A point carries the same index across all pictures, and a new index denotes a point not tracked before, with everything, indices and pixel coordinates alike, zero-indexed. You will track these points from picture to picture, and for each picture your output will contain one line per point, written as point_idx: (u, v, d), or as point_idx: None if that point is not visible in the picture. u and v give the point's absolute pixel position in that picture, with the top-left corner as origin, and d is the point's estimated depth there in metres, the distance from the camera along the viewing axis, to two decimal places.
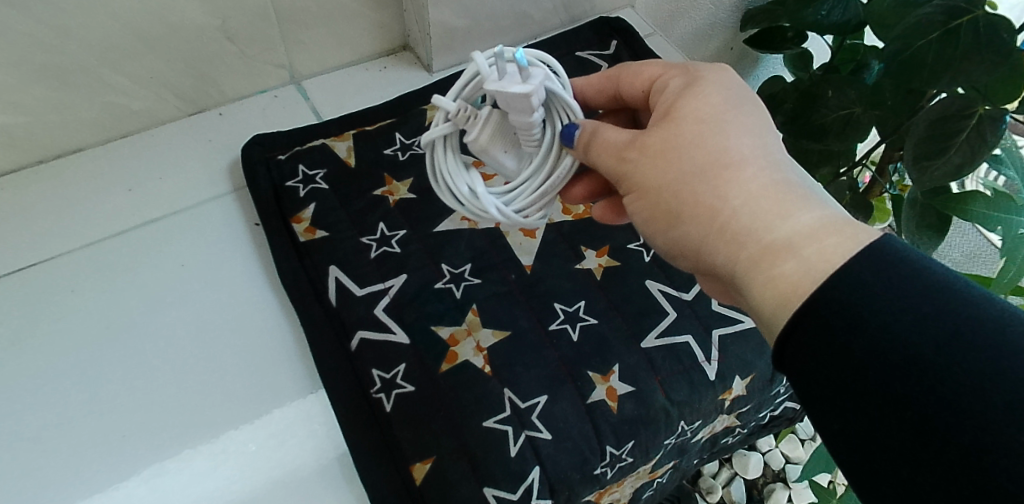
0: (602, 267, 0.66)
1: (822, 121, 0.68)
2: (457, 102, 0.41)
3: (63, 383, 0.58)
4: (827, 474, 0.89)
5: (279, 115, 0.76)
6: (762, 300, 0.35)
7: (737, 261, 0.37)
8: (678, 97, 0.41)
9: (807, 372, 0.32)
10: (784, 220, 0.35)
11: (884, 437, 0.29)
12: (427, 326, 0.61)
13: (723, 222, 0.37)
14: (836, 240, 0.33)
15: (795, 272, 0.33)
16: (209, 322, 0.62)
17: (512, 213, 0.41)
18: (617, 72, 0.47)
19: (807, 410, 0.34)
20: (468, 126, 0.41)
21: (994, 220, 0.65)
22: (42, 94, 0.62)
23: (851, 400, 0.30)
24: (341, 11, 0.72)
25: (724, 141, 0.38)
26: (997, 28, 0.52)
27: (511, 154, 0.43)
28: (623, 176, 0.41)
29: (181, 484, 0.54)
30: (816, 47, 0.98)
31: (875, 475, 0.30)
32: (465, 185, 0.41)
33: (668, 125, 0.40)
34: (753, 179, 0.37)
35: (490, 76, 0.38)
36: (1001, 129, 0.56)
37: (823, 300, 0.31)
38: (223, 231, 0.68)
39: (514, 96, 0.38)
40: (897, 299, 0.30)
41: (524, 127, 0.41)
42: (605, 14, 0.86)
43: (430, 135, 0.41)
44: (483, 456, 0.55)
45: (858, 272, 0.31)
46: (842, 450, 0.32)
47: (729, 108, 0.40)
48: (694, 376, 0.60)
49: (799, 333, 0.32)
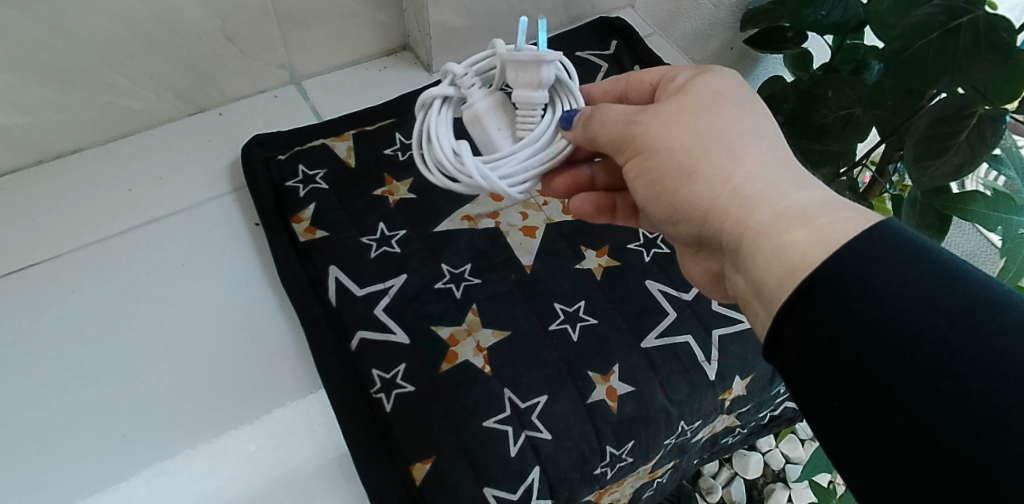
0: (602, 267, 0.66)
1: (822, 121, 0.68)
2: (466, 71, 0.44)
3: (63, 383, 0.58)
4: (827, 474, 0.88)
5: (279, 115, 0.76)
6: (767, 272, 0.34)
7: (746, 227, 0.36)
8: (692, 79, 0.42)
9: (808, 347, 0.31)
10: (796, 192, 0.36)
11: (885, 417, 0.28)
12: (427, 326, 0.61)
13: (736, 185, 0.37)
14: (848, 214, 0.33)
15: (805, 240, 0.33)
16: (209, 322, 0.62)
17: (494, 177, 0.39)
18: (627, 79, 0.48)
19: (803, 390, 0.33)
20: (470, 94, 0.43)
21: (995, 221, 0.65)
22: (42, 94, 0.62)
23: (854, 376, 0.30)
24: (341, 11, 0.72)
25: (737, 115, 0.40)
26: (997, 29, 0.52)
27: (505, 134, 0.44)
28: (630, 142, 0.41)
29: (180, 483, 0.54)
30: (815, 48, 0.98)
31: (874, 456, 0.29)
32: (450, 145, 0.41)
33: (682, 97, 0.41)
34: (764, 151, 0.38)
35: (504, 48, 0.42)
36: (1001, 129, 0.56)
37: (833, 269, 0.31)
38: (223, 231, 0.68)
39: (523, 61, 0.41)
40: (905, 275, 0.29)
41: (524, 104, 0.43)
42: (606, 14, 0.86)
43: (433, 90, 0.43)
44: (483, 456, 0.55)
45: (868, 244, 0.31)
46: (839, 430, 0.31)
47: (741, 90, 0.41)
48: (694, 376, 0.60)
49: (805, 302, 0.32)
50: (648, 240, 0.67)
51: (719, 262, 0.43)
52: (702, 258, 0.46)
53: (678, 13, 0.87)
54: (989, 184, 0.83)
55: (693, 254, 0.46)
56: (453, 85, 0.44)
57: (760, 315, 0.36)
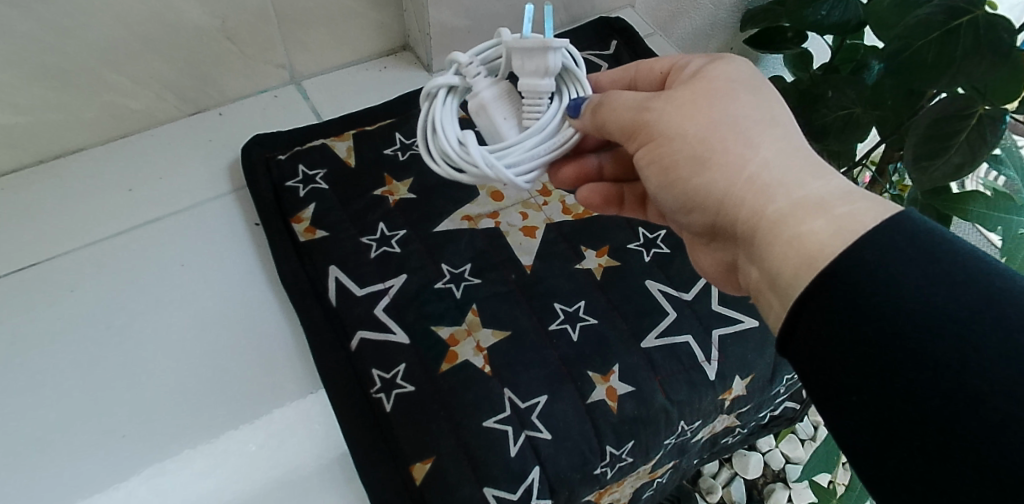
0: (602, 267, 0.66)
1: (823, 121, 0.68)
2: (470, 59, 0.43)
3: (62, 383, 0.58)
4: (826, 474, 0.88)
5: (279, 115, 0.76)
6: (784, 261, 0.34)
7: (762, 216, 0.36)
8: (706, 66, 0.42)
9: (826, 339, 0.31)
10: (813, 181, 0.36)
11: (905, 411, 0.28)
12: (427, 326, 0.61)
13: (752, 173, 0.37)
14: (866, 203, 0.33)
15: (823, 230, 0.33)
16: (208, 322, 0.62)
17: (501, 167, 0.39)
18: (636, 66, 0.48)
19: (820, 382, 0.33)
20: (475, 83, 0.43)
21: (994, 221, 0.65)
22: (40, 93, 0.62)
23: (875, 369, 0.30)
24: (341, 11, 0.72)
25: (751, 103, 0.39)
26: (997, 29, 0.52)
27: (511, 124, 0.44)
28: (641, 129, 0.41)
29: (180, 484, 0.54)
30: (815, 48, 0.98)
31: (894, 449, 0.29)
32: (456, 135, 0.41)
33: (695, 84, 0.41)
34: (780, 138, 0.38)
35: (510, 36, 0.42)
36: (1001, 129, 0.56)
37: (853, 259, 0.31)
38: (223, 231, 0.68)
39: (529, 48, 0.41)
40: (926, 267, 0.29)
41: (530, 92, 0.43)
42: (605, 14, 0.86)
43: (437, 80, 0.43)
44: (483, 457, 0.55)
45: (887, 234, 0.31)
46: (856, 422, 0.31)
47: (755, 78, 0.41)
48: (694, 376, 0.60)
49: (823, 294, 0.31)
50: (647, 240, 0.67)
51: (731, 250, 0.43)
52: (715, 247, 0.46)
53: (679, 13, 0.87)
54: (988, 184, 0.83)
55: (704, 244, 0.47)
56: (457, 74, 0.44)
57: (774, 306, 0.37)
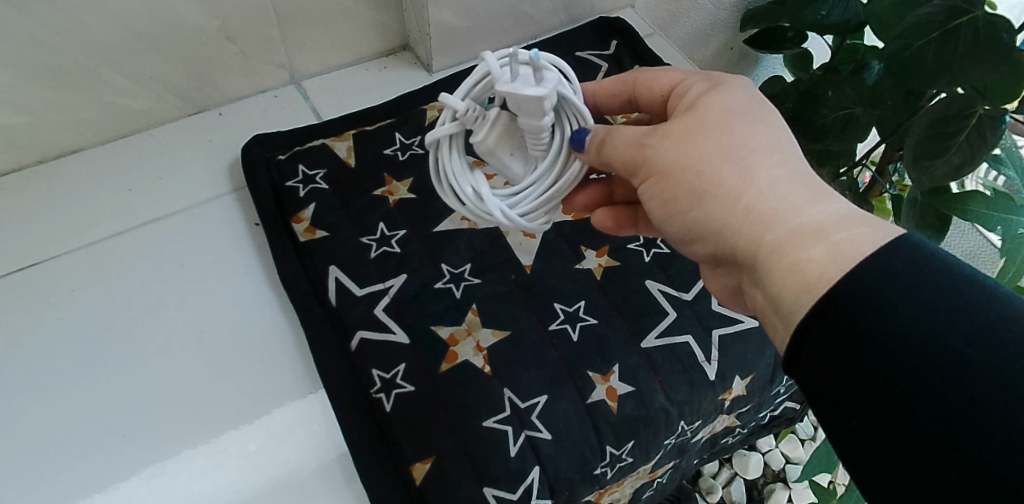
0: (602, 267, 0.66)
1: (822, 121, 0.68)
2: (465, 102, 0.39)
3: (60, 383, 0.58)
4: (826, 474, 0.88)
5: (278, 115, 0.76)
6: (783, 289, 0.35)
7: (761, 244, 0.36)
8: (704, 94, 0.42)
9: (827, 370, 0.32)
10: (812, 206, 0.35)
11: (902, 437, 0.29)
12: (427, 326, 0.61)
13: (748, 203, 0.37)
14: (866, 228, 0.33)
15: (820, 257, 0.33)
16: (209, 322, 0.62)
17: (517, 217, 0.40)
18: (634, 78, 0.48)
19: (821, 406, 0.33)
20: (476, 128, 0.40)
21: (994, 220, 0.65)
22: (41, 94, 0.62)
23: (873, 397, 0.30)
24: (340, 10, 0.72)
25: (750, 131, 0.39)
26: (996, 29, 0.52)
27: (518, 158, 0.42)
28: (642, 165, 0.41)
29: (180, 483, 0.54)
30: (816, 47, 0.98)
31: (892, 471, 0.30)
32: (469, 186, 0.40)
33: (692, 115, 0.40)
34: (778, 164, 0.38)
35: (502, 79, 0.38)
36: (1001, 129, 0.56)
37: (851, 285, 0.31)
38: (223, 230, 0.68)
39: (526, 98, 0.38)
40: (923, 292, 0.29)
41: (533, 130, 0.40)
42: (605, 13, 0.86)
43: (436, 134, 0.39)
44: (483, 456, 0.55)
45: (886, 261, 0.31)
46: (857, 445, 0.32)
47: (755, 104, 0.41)
48: (694, 376, 0.61)
49: (821, 322, 0.32)
50: (648, 239, 0.67)
51: (736, 275, 0.44)
52: (720, 273, 0.46)
53: (678, 14, 0.87)
54: (987, 184, 0.83)
55: (710, 269, 0.46)
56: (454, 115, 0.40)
57: (779, 330, 0.37)
